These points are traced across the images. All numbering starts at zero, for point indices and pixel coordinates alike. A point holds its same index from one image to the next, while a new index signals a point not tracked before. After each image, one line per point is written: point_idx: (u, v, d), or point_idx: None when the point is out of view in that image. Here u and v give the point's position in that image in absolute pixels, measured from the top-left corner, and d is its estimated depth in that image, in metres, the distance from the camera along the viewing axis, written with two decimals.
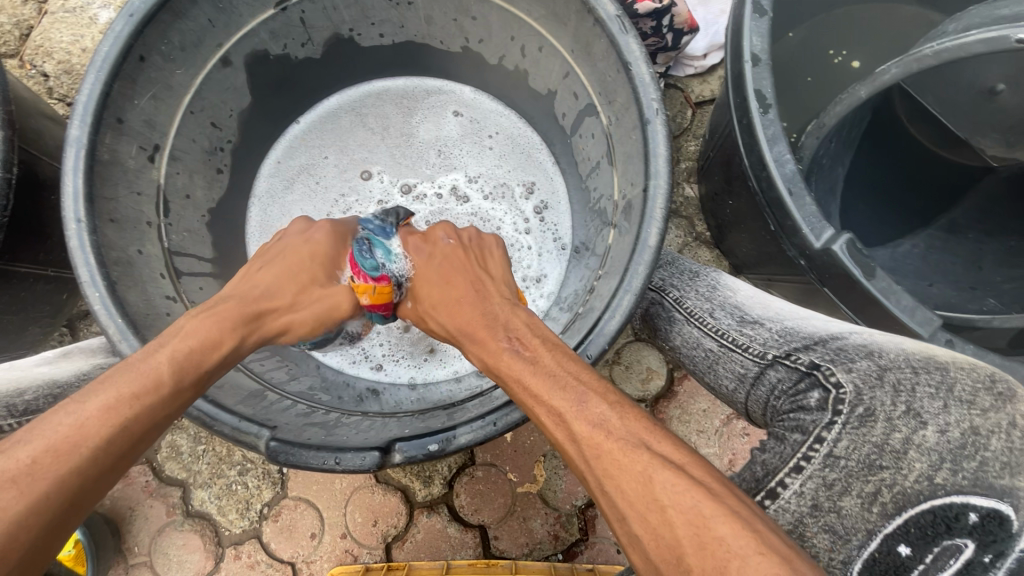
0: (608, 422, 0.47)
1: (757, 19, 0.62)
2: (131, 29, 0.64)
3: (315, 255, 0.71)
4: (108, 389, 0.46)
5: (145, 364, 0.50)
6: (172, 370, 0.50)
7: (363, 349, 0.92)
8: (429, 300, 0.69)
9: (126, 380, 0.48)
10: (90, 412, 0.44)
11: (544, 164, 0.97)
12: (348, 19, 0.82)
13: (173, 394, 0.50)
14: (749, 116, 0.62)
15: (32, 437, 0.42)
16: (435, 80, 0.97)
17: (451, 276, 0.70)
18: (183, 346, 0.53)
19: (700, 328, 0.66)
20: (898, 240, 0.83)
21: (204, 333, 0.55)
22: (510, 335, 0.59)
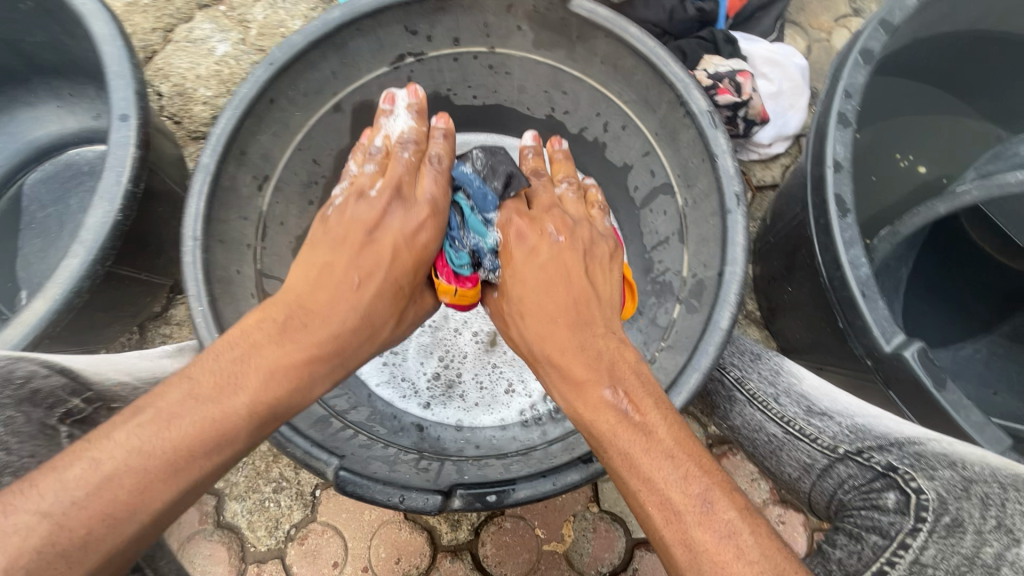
0: (722, 518, 0.49)
1: (843, 130, 0.66)
2: (269, 76, 0.71)
3: (396, 248, 0.71)
4: (169, 439, 0.50)
5: (221, 405, 0.53)
6: (248, 419, 0.54)
7: (414, 386, 0.94)
8: (532, 310, 0.71)
9: (187, 432, 0.51)
10: (148, 473, 0.48)
11: None
12: (449, 81, 0.89)
13: (244, 444, 0.54)
14: (827, 218, 0.65)
15: (91, 494, 0.46)
16: (515, 139, 1.03)
17: (556, 291, 0.71)
18: (261, 390, 0.55)
19: (764, 412, 0.68)
20: (961, 342, 0.84)
21: (286, 372, 0.57)
22: (615, 384, 0.60)
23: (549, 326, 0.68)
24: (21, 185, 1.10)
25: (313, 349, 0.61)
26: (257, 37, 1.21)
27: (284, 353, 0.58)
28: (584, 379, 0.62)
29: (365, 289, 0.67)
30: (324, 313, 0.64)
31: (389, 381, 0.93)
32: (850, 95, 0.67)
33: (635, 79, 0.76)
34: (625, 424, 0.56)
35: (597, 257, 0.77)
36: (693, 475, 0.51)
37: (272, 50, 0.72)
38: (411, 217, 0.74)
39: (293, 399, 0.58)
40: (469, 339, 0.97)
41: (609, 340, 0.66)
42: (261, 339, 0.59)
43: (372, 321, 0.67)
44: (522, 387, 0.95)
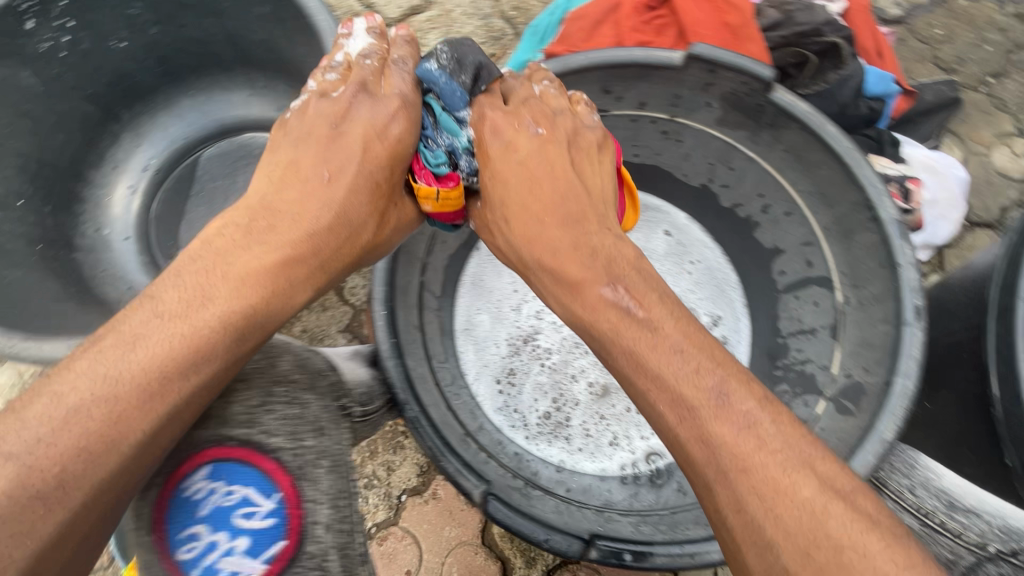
0: (697, 396, 0.57)
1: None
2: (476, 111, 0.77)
3: (385, 152, 0.73)
4: (138, 369, 0.51)
5: (191, 320, 0.56)
6: (221, 330, 0.56)
7: (523, 418, 0.95)
8: (550, 224, 0.72)
9: (144, 352, 0.53)
10: (121, 398, 0.50)
11: (734, 303, 1.04)
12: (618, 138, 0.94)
13: (228, 358, 0.56)
14: (1013, 350, 0.64)
15: (62, 424, 0.48)
16: (658, 200, 1.08)
17: (557, 202, 0.74)
18: (230, 299, 0.58)
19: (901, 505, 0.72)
20: None
21: (258, 273, 0.61)
22: (614, 283, 0.68)
23: (557, 212, 0.73)
24: (200, 154, 1.20)
25: (290, 241, 0.65)
26: None
27: (249, 258, 0.62)
28: (569, 265, 0.70)
29: (340, 183, 0.70)
30: (302, 215, 0.67)
31: (501, 408, 0.95)
32: None
33: (818, 175, 0.78)
34: (630, 319, 0.64)
35: (581, 147, 0.78)
36: (706, 376, 0.58)
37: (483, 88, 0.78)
38: (383, 115, 0.74)
39: (271, 303, 0.61)
40: (585, 386, 0.98)
41: (603, 234, 0.73)
42: (240, 255, 0.62)
43: (349, 223, 0.70)
44: (626, 443, 0.95)
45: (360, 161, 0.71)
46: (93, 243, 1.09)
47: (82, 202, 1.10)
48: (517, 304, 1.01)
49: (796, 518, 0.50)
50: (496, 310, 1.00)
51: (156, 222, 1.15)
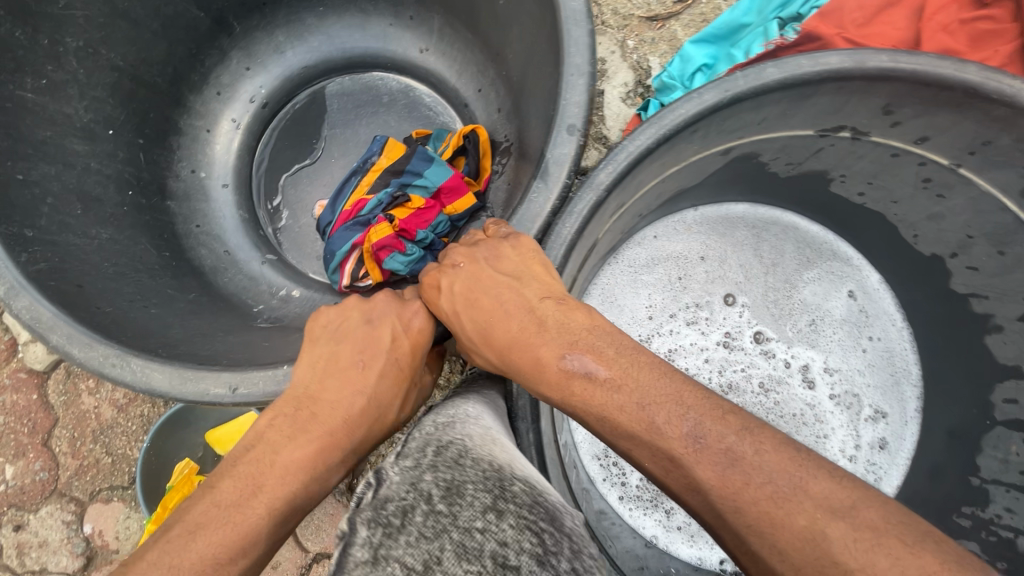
0: (605, 407, 0.43)
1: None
2: (717, 104, 0.55)
3: (398, 334, 0.56)
4: (190, 554, 0.37)
5: (243, 507, 0.41)
6: (272, 521, 0.41)
7: (621, 473, 0.80)
8: (488, 297, 0.53)
9: (217, 529, 0.39)
10: None
11: (907, 405, 0.82)
12: (855, 170, 0.70)
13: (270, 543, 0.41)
14: None
15: None
16: (851, 249, 0.85)
17: (480, 298, 0.53)
18: (279, 482, 0.43)
19: None
20: None
21: (305, 457, 0.45)
22: (573, 348, 0.46)
23: (470, 293, 0.54)
24: (323, 86, 0.97)
25: (337, 427, 0.49)
26: None
27: (295, 440, 0.46)
28: (518, 342, 0.49)
29: (372, 364, 0.53)
30: (338, 398, 0.51)
31: (600, 457, 0.80)
32: None
33: None
34: (578, 381, 0.44)
35: (505, 249, 0.56)
36: (630, 417, 0.41)
37: (734, 71, 0.55)
38: (404, 305, 0.60)
39: (311, 488, 0.45)
40: None
41: (545, 300, 0.51)
42: (277, 444, 0.46)
43: (377, 408, 0.52)
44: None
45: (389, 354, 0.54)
46: (187, 187, 0.89)
47: (180, 131, 0.89)
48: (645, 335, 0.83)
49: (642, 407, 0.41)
50: None
51: (258, 163, 0.95)
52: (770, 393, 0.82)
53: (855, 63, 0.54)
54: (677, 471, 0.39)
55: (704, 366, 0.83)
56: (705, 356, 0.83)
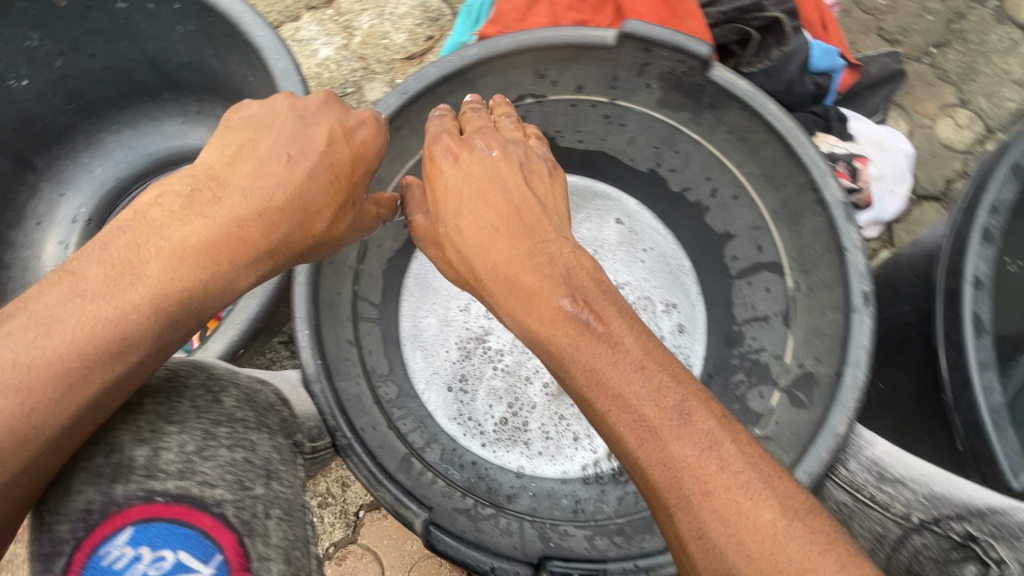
0: (588, 357, 0.55)
1: (993, 214, 0.65)
2: (400, 105, 0.71)
3: (332, 135, 0.64)
4: (56, 346, 0.45)
5: (119, 295, 0.49)
6: (149, 316, 0.49)
7: (478, 423, 0.92)
8: (488, 227, 0.65)
9: (95, 317, 0.47)
10: (34, 393, 0.44)
11: (690, 291, 0.98)
12: (560, 123, 0.89)
13: (151, 344, 0.49)
14: (961, 336, 0.62)
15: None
16: (606, 186, 1.03)
17: (482, 216, 0.65)
18: (163, 277, 0.51)
19: (848, 492, 0.65)
20: None
21: (203, 255, 0.53)
22: (573, 293, 0.59)
23: (485, 218, 0.65)
24: (140, 191, 1.08)
25: (240, 219, 0.56)
26: (361, 45, 1.22)
27: (187, 231, 0.53)
28: (519, 277, 0.61)
29: (298, 163, 0.61)
30: (247, 190, 0.58)
31: (457, 417, 0.92)
32: (995, 211, 0.65)
33: (766, 154, 0.74)
34: (591, 334, 0.55)
35: (537, 171, 0.70)
36: (630, 375, 0.52)
37: (407, 79, 0.72)
38: (349, 114, 0.66)
39: (207, 286, 0.53)
40: (541, 388, 0.94)
41: (558, 241, 0.64)
42: (165, 223, 0.53)
43: (304, 209, 0.60)
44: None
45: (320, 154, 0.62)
46: None
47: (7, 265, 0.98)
48: (464, 305, 0.97)
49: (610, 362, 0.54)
50: (443, 316, 0.96)
51: None
52: None
53: (490, 50, 0.72)
54: (653, 439, 0.49)
55: None
56: None
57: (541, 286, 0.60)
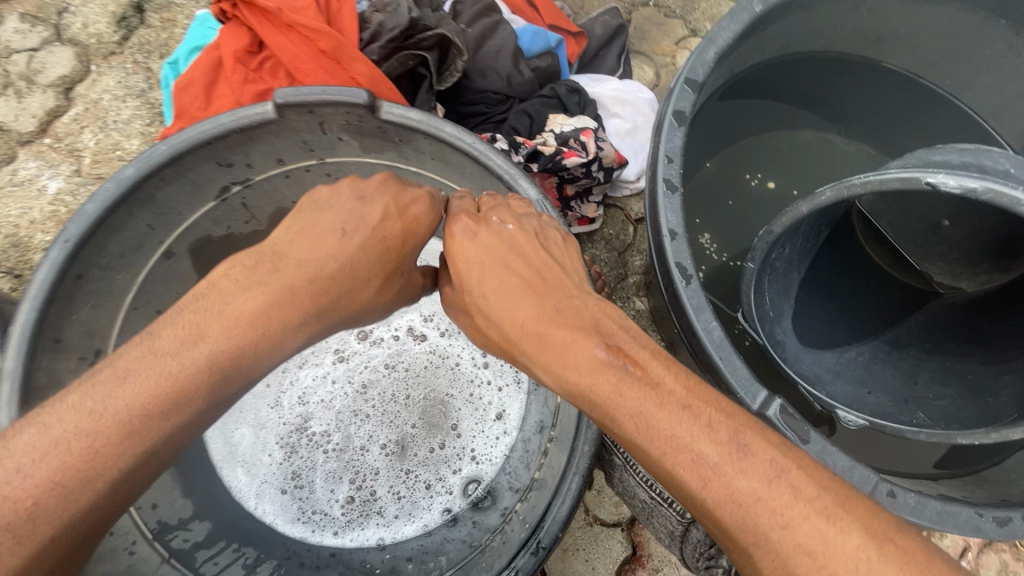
0: (630, 402, 0.50)
1: (669, 165, 0.68)
2: (64, 256, 0.65)
3: (390, 211, 0.65)
4: (134, 393, 0.50)
5: (184, 355, 0.52)
6: (205, 376, 0.52)
7: (324, 511, 0.88)
8: (491, 292, 0.60)
9: (153, 378, 0.51)
10: (109, 439, 0.48)
11: None
12: (289, 194, 0.86)
13: (204, 401, 0.52)
14: (674, 287, 0.66)
15: (62, 444, 0.47)
16: None
17: (509, 285, 0.60)
18: (223, 342, 0.53)
19: (635, 478, 0.75)
20: (846, 346, 0.82)
21: (260, 326, 0.55)
22: (605, 339, 0.54)
23: (514, 289, 0.59)
24: None
25: (294, 287, 0.57)
26: (92, 165, 1.13)
27: (243, 300, 0.55)
28: (547, 330, 0.56)
29: (352, 235, 0.62)
30: (302, 263, 0.60)
31: (299, 517, 0.88)
32: (671, 161, 0.69)
33: (466, 171, 0.75)
34: (631, 379, 0.51)
35: (551, 240, 0.65)
36: (670, 415, 0.48)
37: (64, 224, 0.66)
38: (403, 191, 0.67)
39: (260, 348, 0.55)
40: (379, 452, 0.90)
41: (586, 295, 0.60)
42: (225, 293, 0.56)
43: (349, 277, 0.61)
44: (467, 456, 0.91)
45: (374, 226, 0.63)
46: None
47: None
48: (274, 399, 0.91)
49: (638, 394, 0.50)
50: (255, 419, 0.90)
51: None
52: (397, 367, 0.93)
53: (147, 164, 0.67)
54: (717, 479, 0.46)
55: (335, 387, 0.92)
56: (331, 380, 0.92)
57: (609, 321, 0.57)
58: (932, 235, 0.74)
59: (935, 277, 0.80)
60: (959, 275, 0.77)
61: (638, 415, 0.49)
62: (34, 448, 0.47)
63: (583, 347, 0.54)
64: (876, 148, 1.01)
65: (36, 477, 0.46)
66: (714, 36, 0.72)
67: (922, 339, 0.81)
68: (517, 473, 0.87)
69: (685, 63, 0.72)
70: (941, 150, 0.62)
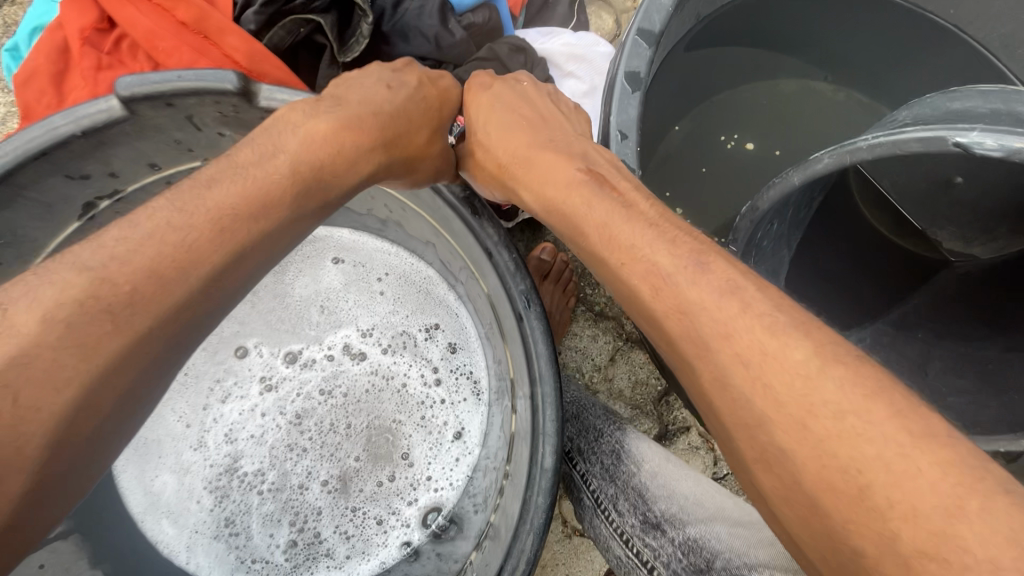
0: (629, 241, 0.51)
1: (622, 143, 0.57)
2: None
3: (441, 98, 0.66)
4: (218, 198, 0.49)
5: (261, 169, 0.52)
6: (266, 191, 0.51)
7: (267, 559, 0.80)
8: (498, 144, 0.64)
9: (252, 178, 0.51)
10: (184, 240, 0.46)
11: (445, 301, 0.89)
12: None
13: (283, 214, 0.51)
14: None
15: (139, 255, 0.45)
16: None
17: (509, 122, 0.64)
18: (302, 155, 0.54)
19: (608, 526, 0.60)
20: (844, 331, 0.72)
21: (328, 143, 0.55)
22: (588, 162, 0.58)
23: (511, 125, 0.64)
24: None
25: (353, 121, 0.58)
26: None
27: (315, 122, 0.56)
28: (535, 155, 0.61)
29: (397, 90, 0.63)
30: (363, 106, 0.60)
31: (239, 567, 0.79)
32: (625, 137, 0.57)
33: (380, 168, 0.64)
34: (606, 196, 0.54)
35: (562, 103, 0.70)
36: (671, 255, 0.48)
37: None
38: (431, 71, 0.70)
39: (334, 169, 0.55)
40: (319, 488, 0.82)
41: (584, 140, 0.63)
42: (295, 120, 0.55)
43: (407, 130, 0.62)
44: (422, 484, 0.84)
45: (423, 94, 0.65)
46: None
47: None
48: (197, 440, 0.83)
49: (628, 232, 0.52)
50: (176, 463, 0.82)
51: None
52: (334, 393, 0.87)
53: None
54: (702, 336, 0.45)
55: (265, 420, 0.85)
56: (260, 413, 0.85)
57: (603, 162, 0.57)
58: (943, 193, 0.65)
59: (943, 242, 0.71)
60: (972, 239, 0.69)
61: (634, 244, 0.51)
62: (117, 240, 0.45)
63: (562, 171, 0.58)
64: (867, 96, 0.88)
65: (128, 266, 0.44)
66: None
67: (930, 319, 0.71)
68: (474, 501, 0.79)
69: (638, 11, 0.58)
70: (960, 96, 0.49)
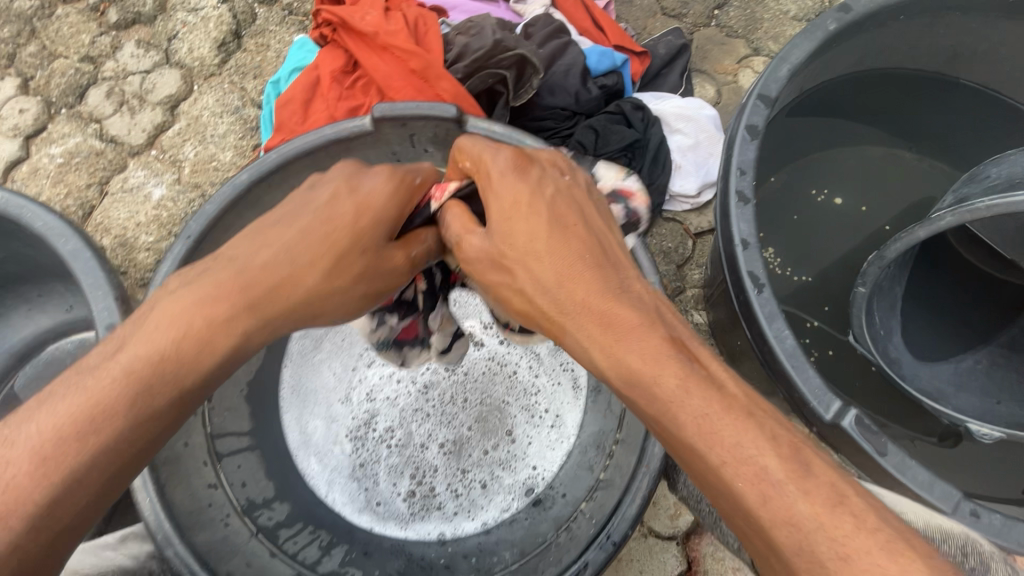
0: (720, 436, 0.42)
1: (741, 177, 0.70)
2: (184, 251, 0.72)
3: (358, 209, 0.58)
4: (82, 400, 0.46)
5: (107, 367, 0.48)
6: (127, 380, 0.47)
7: (384, 503, 0.93)
8: (560, 270, 0.53)
9: (88, 386, 0.47)
10: (70, 427, 0.45)
11: None
12: None
13: (126, 412, 0.47)
14: (745, 296, 0.67)
15: (33, 432, 0.45)
16: None
17: (567, 264, 0.53)
18: (155, 338, 0.49)
19: None
20: (961, 355, 0.82)
21: (184, 318, 0.50)
22: (669, 329, 0.49)
23: (573, 269, 0.53)
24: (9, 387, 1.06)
25: (223, 288, 0.52)
26: (192, 173, 1.25)
27: (169, 300, 0.51)
28: (610, 310, 0.50)
29: (311, 203, 0.58)
30: (257, 258, 0.55)
31: (365, 508, 0.92)
32: (743, 173, 0.70)
33: None
34: (700, 378, 0.45)
35: (577, 188, 0.59)
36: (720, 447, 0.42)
37: (185, 223, 0.73)
38: (362, 172, 0.60)
39: (183, 342, 0.49)
40: (438, 450, 0.95)
41: (636, 282, 0.53)
42: (158, 306, 0.51)
43: (292, 266, 0.54)
44: (523, 462, 0.94)
45: (336, 233, 0.56)
46: None
47: None
48: (344, 395, 0.98)
49: (699, 405, 0.43)
50: (327, 413, 0.97)
51: None
52: (457, 371, 1.00)
53: (258, 170, 0.75)
54: (775, 500, 0.39)
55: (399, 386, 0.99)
56: (395, 380, 0.99)
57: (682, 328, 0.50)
58: None
59: None
60: None
61: (705, 432, 0.42)
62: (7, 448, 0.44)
63: (644, 341, 0.47)
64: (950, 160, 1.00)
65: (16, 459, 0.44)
66: (787, 54, 0.74)
67: None
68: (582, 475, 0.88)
69: (757, 80, 0.74)
70: None
